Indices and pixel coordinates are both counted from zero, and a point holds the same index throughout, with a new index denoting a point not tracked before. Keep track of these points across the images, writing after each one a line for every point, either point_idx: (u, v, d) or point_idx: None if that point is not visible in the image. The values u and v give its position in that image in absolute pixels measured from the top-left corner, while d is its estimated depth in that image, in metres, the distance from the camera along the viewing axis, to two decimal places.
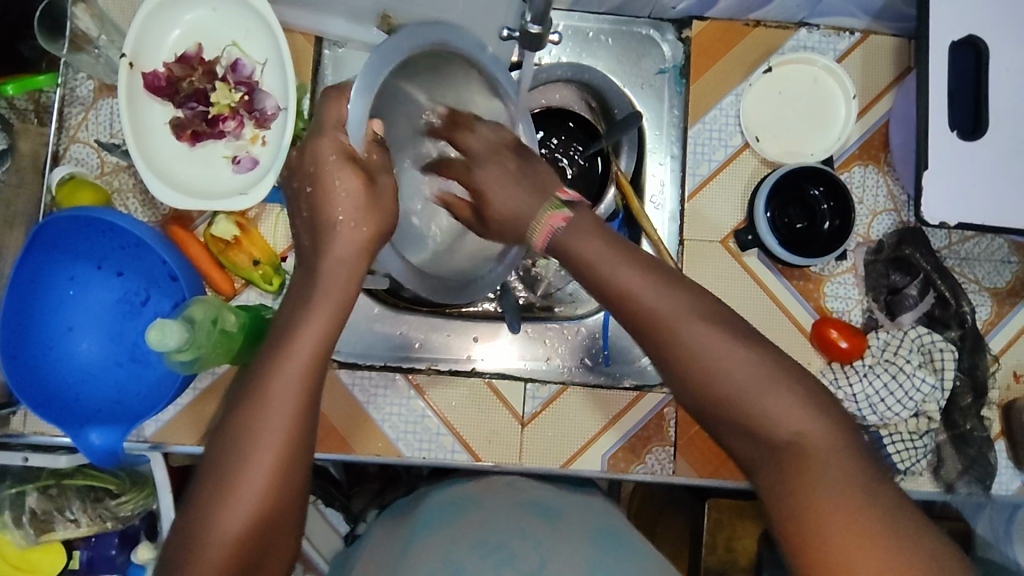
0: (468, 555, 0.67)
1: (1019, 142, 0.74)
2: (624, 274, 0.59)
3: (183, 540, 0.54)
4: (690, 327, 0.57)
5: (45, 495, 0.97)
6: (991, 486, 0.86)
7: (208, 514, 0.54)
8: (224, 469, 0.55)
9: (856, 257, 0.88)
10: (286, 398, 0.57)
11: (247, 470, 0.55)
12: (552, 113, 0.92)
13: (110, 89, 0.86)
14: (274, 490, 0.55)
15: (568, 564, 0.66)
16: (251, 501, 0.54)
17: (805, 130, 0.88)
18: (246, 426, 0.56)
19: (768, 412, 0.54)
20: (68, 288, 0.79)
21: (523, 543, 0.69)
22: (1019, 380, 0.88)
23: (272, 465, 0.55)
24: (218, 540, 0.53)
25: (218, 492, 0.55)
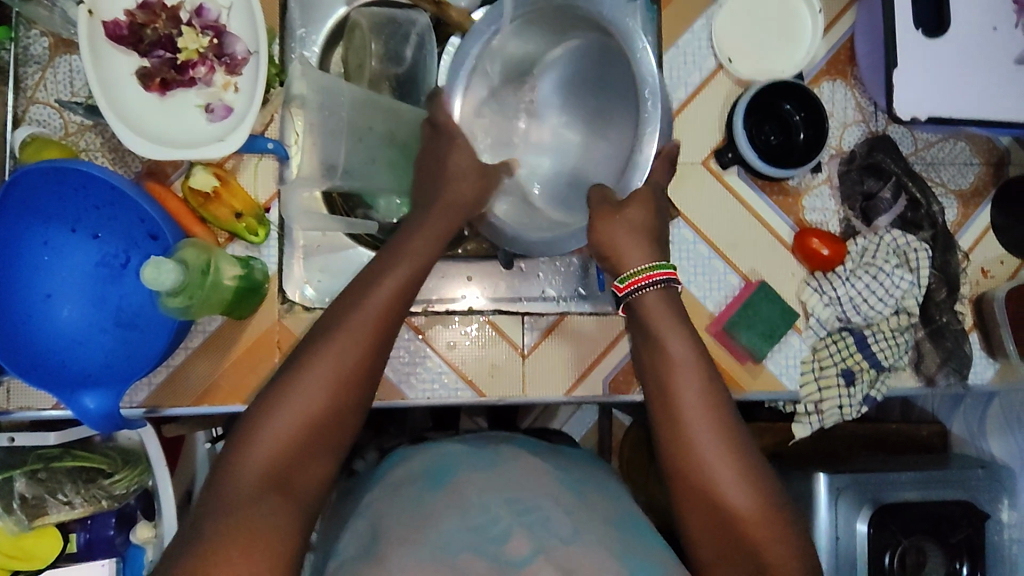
0: (505, 509, 0.65)
1: (978, 38, 0.78)
2: (688, 385, 0.64)
3: (287, 373, 0.59)
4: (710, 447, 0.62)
5: (34, 480, 0.93)
6: (968, 376, 0.90)
7: (315, 353, 0.59)
8: (331, 324, 0.61)
9: (830, 168, 0.91)
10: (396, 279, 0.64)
11: (352, 328, 0.60)
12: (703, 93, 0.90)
13: (66, 44, 0.82)
14: (368, 350, 0.60)
15: (602, 543, 0.63)
16: (349, 355, 0.60)
17: (776, 48, 0.90)
18: (346, 313, 0.62)
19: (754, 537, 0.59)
20: (43, 253, 0.76)
21: (556, 509, 0.66)
22: (987, 276, 0.93)
23: (373, 328, 0.61)
24: (321, 376, 0.58)
25: (320, 342, 0.60)
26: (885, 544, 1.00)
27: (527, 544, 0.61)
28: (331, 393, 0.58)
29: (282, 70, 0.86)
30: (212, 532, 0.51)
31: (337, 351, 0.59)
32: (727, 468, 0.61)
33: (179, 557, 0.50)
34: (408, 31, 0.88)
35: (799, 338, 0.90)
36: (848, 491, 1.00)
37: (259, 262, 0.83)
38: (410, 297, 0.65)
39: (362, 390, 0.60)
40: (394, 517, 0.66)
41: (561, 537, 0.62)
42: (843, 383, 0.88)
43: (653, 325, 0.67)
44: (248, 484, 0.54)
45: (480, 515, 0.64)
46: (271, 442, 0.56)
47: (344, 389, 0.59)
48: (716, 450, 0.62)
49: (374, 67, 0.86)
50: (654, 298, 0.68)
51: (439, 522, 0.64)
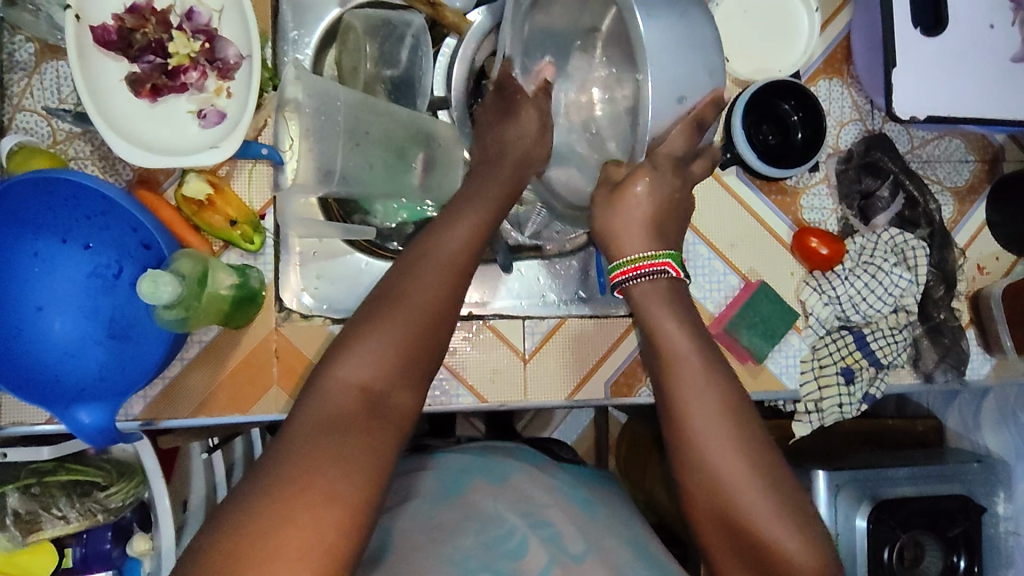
0: (518, 518, 0.66)
1: (977, 36, 0.78)
2: (688, 381, 0.61)
3: (369, 307, 0.57)
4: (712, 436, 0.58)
5: (27, 495, 0.90)
6: (965, 372, 0.91)
7: (398, 286, 0.58)
8: (410, 261, 0.59)
9: (828, 167, 0.91)
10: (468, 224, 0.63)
11: (434, 263, 0.59)
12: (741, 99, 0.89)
13: (53, 50, 0.80)
14: (451, 286, 0.59)
15: (613, 558, 0.63)
16: (434, 287, 0.58)
17: (772, 47, 0.90)
18: (424, 251, 0.60)
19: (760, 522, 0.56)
20: (33, 265, 0.74)
21: (567, 525, 0.66)
22: (983, 272, 0.93)
23: (454, 264, 0.60)
24: (406, 307, 0.56)
25: (400, 277, 0.58)
26: (884, 539, 1.00)
27: (542, 555, 0.62)
28: (417, 325, 0.56)
29: (275, 74, 0.85)
30: (299, 456, 0.49)
31: (422, 286, 0.58)
32: (732, 464, 0.58)
33: (266, 479, 0.48)
34: (403, 33, 0.87)
35: (800, 337, 0.90)
36: (850, 487, 1.01)
37: (256, 271, 0.81)
38: (480, 239, 0.63)
39: (448, 324, 0.58)
40: (411, 523, 0.66)
41: (571, 554, 0.62)
42: (843, 381, 0.88)
43: (648, 319, 0.64)
44: (336, 409, 0.52)
45: (499, 526, 0.65)
46: (359, 371, 0.54)
47: (430, 322, 0.57)
48: (720, 445, 0.58)
49: (369, 70, 0.86)
50: (647, 289, 0.65)
51: (456, 534, 0.64)
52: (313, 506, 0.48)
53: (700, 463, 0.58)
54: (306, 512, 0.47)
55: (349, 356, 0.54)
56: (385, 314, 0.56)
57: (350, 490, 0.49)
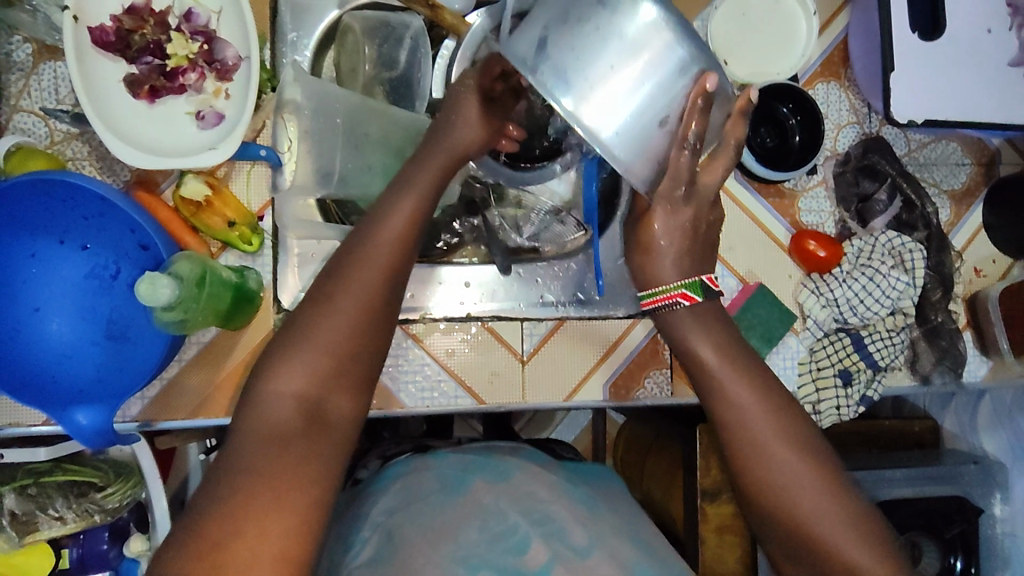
0: (523, 518, 0.65)
1: (975, 41, 0.79)
2: (729, 393, 0.61)
3: (296, 319, 0.57)
4: (752, 426, 0.59)
5: (24, 496, 0.91)
6: (962, 374, 0.91)
7: (325, 295, 0.57)
8: (339, 267, 0.59)
9: (825, 170, 0.91)
10: (399, 225, 0.62)
11: (361, 270, 0.58)
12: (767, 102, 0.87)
13: (50, 51, 0.80)
14: (380, 291, 0.58)
15: (615, 552, 0.63)
16: (360, 295, 0.58)
17: (771, 50, 0.89)
18: (352, 257, 0.59)
19: (803, 506, 0.57)
20: (30, 266, 0.73)
21: (570, 518, 0.65)
22: (981, 275, 0.94)
23: (383, 269, 0.59)
24: (335, 318, 0.56)
25: (327, 286, 0.58)
26: None
27: (545, 551, 0.62)
28: (347, 333, 0.56)
29: (274, 75, 0.85)
30: (240, 476, 0.50)
31: (350, 292, 0.57)
32: (783, 462, 0.58)
33: (211, 501, 0.49)
34: (402, 34, 0.86)
35: (797, 339, 0.90)
36: None
37: (254, 272, 0.82)
38: (414, 237, 0.62)
39: (379, 326, 0.58)
40: (414, 525, 0.66)
41: (576, 549, 0.62)
42: (841, 383, 0.88)
43: (680, 338, 0.63)
44: (271, 425, 0.53)
45: (500, 522, 0.65)
46: (290, 385, 0.54)
47: (360, 328, 0.57)
48: (769, 452, 0.59)
49: (368, 71, 0.86)
50: (683, 309, 0.64)
51: (459, 531, 0.65)
52: (266, 521, 0.48)
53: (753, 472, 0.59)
54: (262, 528, 0.48)
55: (280, 369, 0.54)
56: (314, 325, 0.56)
57: (297, 501, 0.50)
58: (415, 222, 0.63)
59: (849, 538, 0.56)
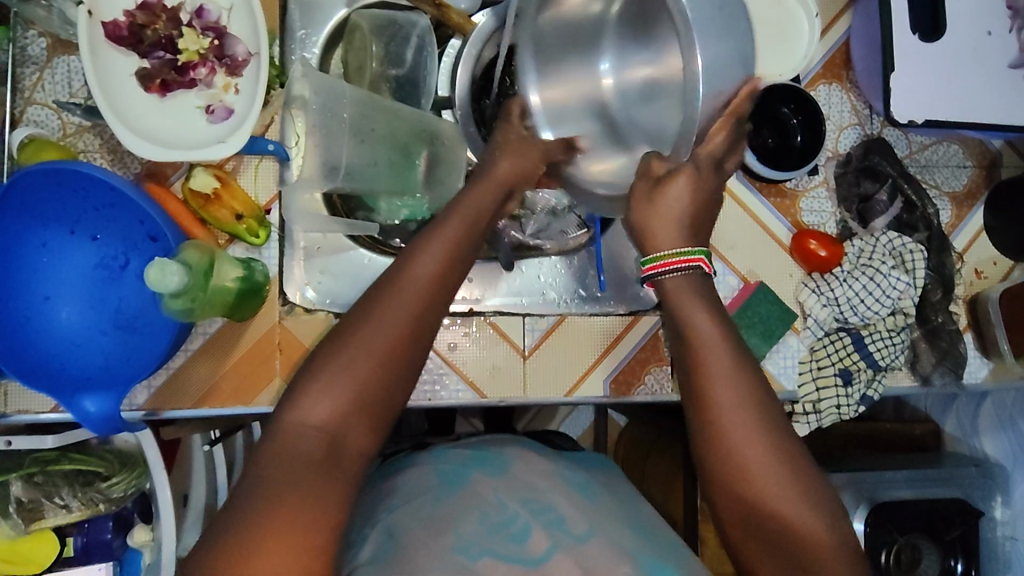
0: (521, 506, 0.67)
1: (975, 43, 0.79)
2: (722, 379, 0.61)
3: (329, 345, 0.57)
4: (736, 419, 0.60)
5: (30, 483, 0.91)
6: (962, 376, 0.92)
7: (359, 325, 0.57)
8: (375, 297, 0.58)
9: (826, 171, 0.92)
10: (436, 254, 0.61)
11: (396, 302, 0.58)
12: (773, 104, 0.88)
13: (65, 45, 0.82)
14: (412, 325, 0.57)
15: (615, 539, 0.65)
16: (393, 328, 0.57)
17: (775, 50, 0.90)
18: (387, 286, 0.58)
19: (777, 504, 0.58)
20: (42, 255, 0.76)
21: (568, 508, 0.68)
22: (981, 277, 0.94)
23: (417, 303, 0.58)
24: (365, 350, 0.56)
25: (362, 316, 0.57)
26: (882, 542, 1.01)
27: (546, 539, 0.63)
28: (375, 366, 0.56)
29: (282, 70, 0.87)
30: (260, 496, 0.51)
31: (380, 323, 0.57)
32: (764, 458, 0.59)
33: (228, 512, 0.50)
34: (409, 33, 0.87)
35: (797, 338, 0.90)
36: (848, 490, 1.02)
37: (260, 264, 0.83)
38: (454, 266, 0.62)
39: (408, 358, 0.58)
40: (417, 516, 0.67)
41: (574, 536, 0.64)
42: (841, 382, 0.89)
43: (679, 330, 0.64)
44: (294, 454, 0.53)
45: (501, 513, 0.66)
46: (315, 414, 0.54)
47: (388, 360, 0.56)
48: (754, 446, 0.59)
49: (375, 69, 0.86)
50: (680, 283, 0.64)
51: (459, 523, 0.65)
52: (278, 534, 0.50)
53: (738, 461, 0.59)
54: (265, 542, 0.49)
55: (308, 398, 0.54)
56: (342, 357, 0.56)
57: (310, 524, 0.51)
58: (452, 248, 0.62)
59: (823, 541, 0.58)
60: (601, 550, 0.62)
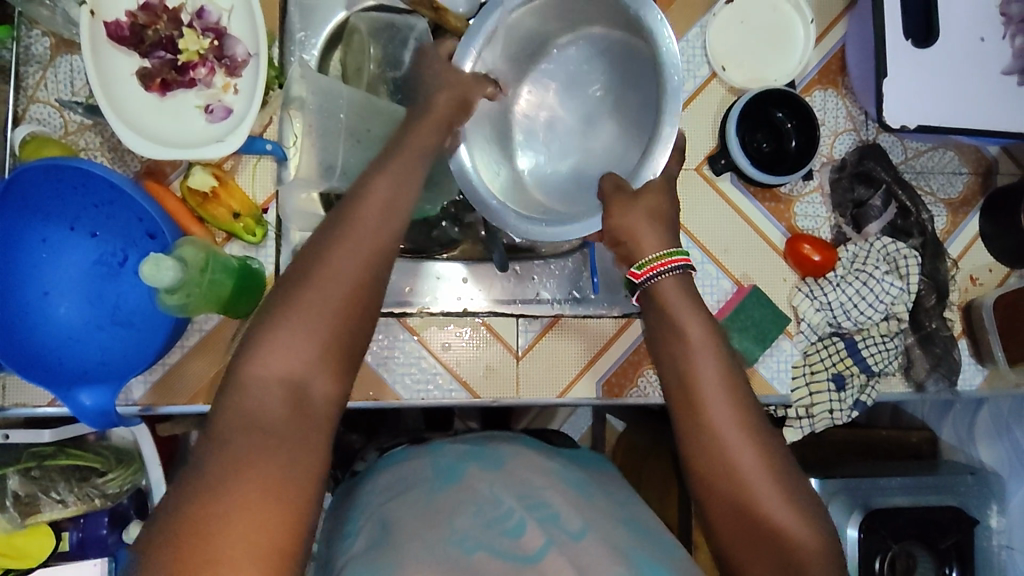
0: (519, 505, 0.65)
1: (968, 50, 0.80)
2: (713, 373, 0.62)
3: (280, 295, 0.56)
4: (722, 415, 0.60)
5: (27, 478, 0.92)
6: (957, 382, 0.91)
7: (308, 273, 0.56)
8: (322, 244, 0.57)
9: (821, 176, 0.92)
10: (382, 198, 0.60)
11: (342, 246, 0.57)
12: (763, 108, 0.89)
13: (68, 45, 0.83)
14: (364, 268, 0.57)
15: (609, 536, 0.63)
16: (343, 272, 0.56)
17: (769, 57, 0.91)
18: (335, 231, 0.58)
19: (763, 501, 0.58)
20: (41, 252, 0.77)
21: (563, 505, 0.65)
22: (976, 283, 0.94)
23: (367, 246, 0.58)
24: (316, 296, 0.55)
25: (310, 264, 0.57)
26: (876, 549, 1.00)
27: (540, 536, 0.60)
28: (333, 315, 0.56)
29: (281, 72, 0.87)
30: (224, 458, 0.50)
31: (334, 274, 0.56)
32: (750, 455, 0.59)
33: (195, 482, 0.49)
34: (407, 35, 0.88)
35: (790, 342, 0.91)
36: (842, 496, 1.01)
37: (256, 262, 0.84)
38: (405, 214, 0.61)
39: (364, 305, 0.57)
40: (405, 511, 0.67)
41: (570, 532, 0.61)
42: (835, 387, 0.88)
43: (671, 330, 0.64)
44: (257, 412, 0.52)
45: (496, 509, 0.64)
46: (273, 367, 0.53)
47: (344, 309, 0.56)
48: (741, 444, 0.60)
49: (372, 70, 0.87)
50: (675, 281, 0.65)
51: (453, 517, 0.64)
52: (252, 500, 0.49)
53: (727, 454, 0.60)
54: (245, 516, 0.48)
55: (263, 353, 0.54)
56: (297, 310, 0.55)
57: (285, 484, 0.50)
58: (404, 198, 0.61)
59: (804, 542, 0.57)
60: (596, 549, 0.59)
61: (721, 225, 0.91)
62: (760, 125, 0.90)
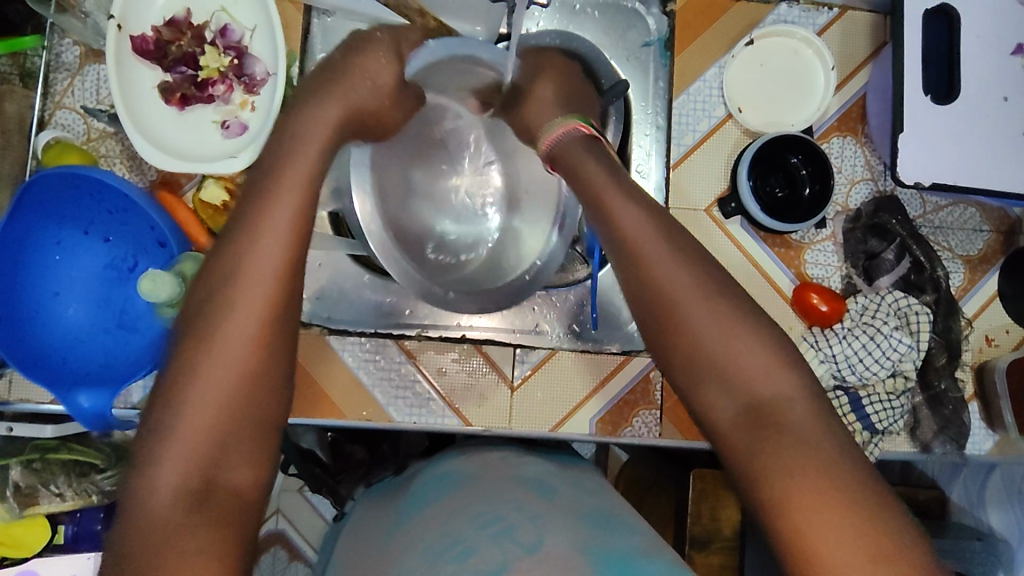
0: (465, 528, 0.60)
1: (988, 108, 0.79)
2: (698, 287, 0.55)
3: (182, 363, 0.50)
4: (675, 285, 0.55)
5: (28, 469, 0.89)
6: (965, 446, 0.89)
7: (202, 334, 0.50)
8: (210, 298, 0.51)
9: (835, 225, 0.91)
10: (277, 229, 0.53)
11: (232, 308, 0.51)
12: (778, 148, 0.88)
13: (96, 55, 0.86)
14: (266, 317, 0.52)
15: (565, 539, 0.57)
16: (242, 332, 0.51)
17: (786, 102, 0.91)
18: (227, 282, 0.51)
19: (738, 373, 0.52)
20: (55, 253, 0.78)
21: (519, 517, 0.60)
22: (992, 344, 0.91)
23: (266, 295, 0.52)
24: (217, 368, 0.50)
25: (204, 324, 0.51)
26: None
27: (492, 558, 0.54)
28: (233, 389, 0.50)
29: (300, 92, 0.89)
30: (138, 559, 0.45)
31: (229, 336, 0.51)
32: (709, 321, 0.54)
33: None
34: None
35: None
36: None
37: None
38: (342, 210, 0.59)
39: (278, 349, 0.52)
40: (373, 553, 0.64)
41: (523, 545, 0.56)
42: None
43: (611, 222, 0.59)
44: (182, 448, 0.49)
45: (443, 542, 0.58)
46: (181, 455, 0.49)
47: (257, 359, 0.51)
48: (700, 311, 0.54)
49: None
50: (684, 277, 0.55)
51: (399, 558, 0.58)
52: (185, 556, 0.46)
53: (722, 368, 0.53)
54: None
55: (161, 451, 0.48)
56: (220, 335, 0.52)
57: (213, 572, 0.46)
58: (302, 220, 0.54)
59: (826, 447, 0.49)
60: (555, 562, 0.53)
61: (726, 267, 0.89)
62: (775, 168, 0.89)
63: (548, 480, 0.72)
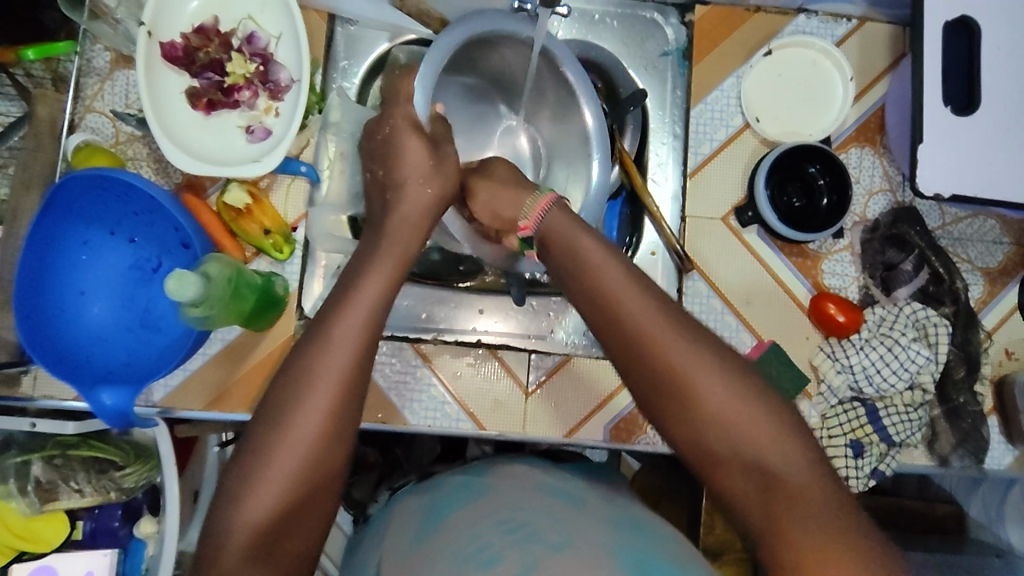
0: (491, 531, 0.61)
1: (1008, 120, 0.79)
2: (717, 383, 0.55)
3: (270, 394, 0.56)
4: (678, 349, 0.56)
5: (50, 465, 0.90)
6: (983, 460, 0.87)
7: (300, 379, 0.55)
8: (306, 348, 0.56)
9: (852, 235, 0.90)
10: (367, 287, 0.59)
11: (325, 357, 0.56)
12: (799, 155, 0.88)
13: (126, 60, 0.88)
14: (355, 363, 0.56)
15: (594, 541, 0.59)
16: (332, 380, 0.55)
17: (804, 113, 0.91)
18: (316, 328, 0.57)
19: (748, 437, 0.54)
20: (81, 253, 0.81)
21: (545, 521, 0.62)
22: (1011, 358, 0.90)
23: (355, 345, 0.57)
24: (305, 415, 0.54)
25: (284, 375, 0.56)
26: None
27: (519, 561, 0.56)
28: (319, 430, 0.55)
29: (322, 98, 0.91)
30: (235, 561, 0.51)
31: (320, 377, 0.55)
32: (716, 387, 0.55)
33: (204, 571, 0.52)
34: None
35: (809, 403, 0.88)
36: None
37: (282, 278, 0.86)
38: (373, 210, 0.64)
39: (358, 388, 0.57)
40: (394, 557, 0.65)
41: (551, 545, 0.58)
42: (852, 454, 0.85)
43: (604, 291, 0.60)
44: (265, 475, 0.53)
45: (470, 545, 0.60)
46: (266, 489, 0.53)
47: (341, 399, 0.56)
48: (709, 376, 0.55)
49: None
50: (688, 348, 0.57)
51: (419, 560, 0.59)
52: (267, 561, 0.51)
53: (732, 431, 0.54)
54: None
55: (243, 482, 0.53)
56: (292, 354, 0.57)
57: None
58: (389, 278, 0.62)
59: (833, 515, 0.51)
60: (579, 560, 0.56)
61: (742, 275, 0.89)
62: (798, 177, 0.89)
63: (571, 489, 0.71)
